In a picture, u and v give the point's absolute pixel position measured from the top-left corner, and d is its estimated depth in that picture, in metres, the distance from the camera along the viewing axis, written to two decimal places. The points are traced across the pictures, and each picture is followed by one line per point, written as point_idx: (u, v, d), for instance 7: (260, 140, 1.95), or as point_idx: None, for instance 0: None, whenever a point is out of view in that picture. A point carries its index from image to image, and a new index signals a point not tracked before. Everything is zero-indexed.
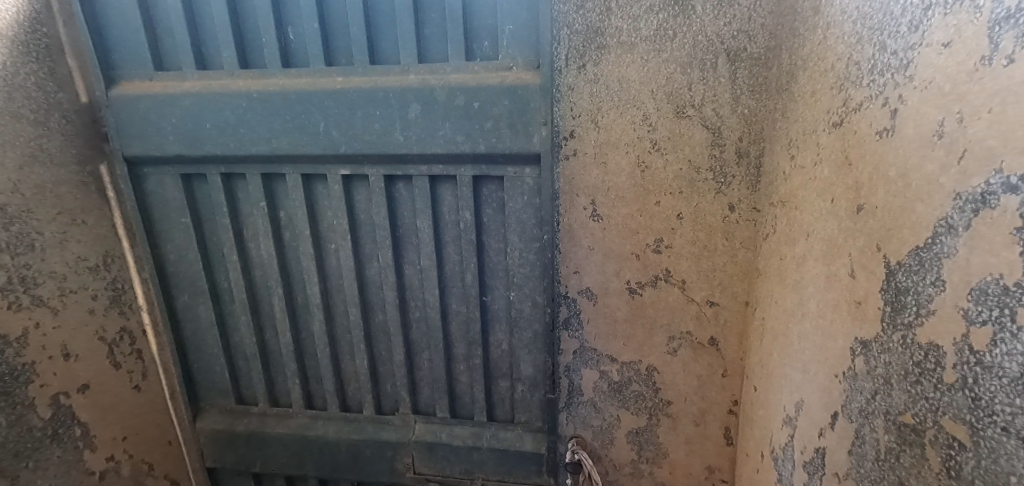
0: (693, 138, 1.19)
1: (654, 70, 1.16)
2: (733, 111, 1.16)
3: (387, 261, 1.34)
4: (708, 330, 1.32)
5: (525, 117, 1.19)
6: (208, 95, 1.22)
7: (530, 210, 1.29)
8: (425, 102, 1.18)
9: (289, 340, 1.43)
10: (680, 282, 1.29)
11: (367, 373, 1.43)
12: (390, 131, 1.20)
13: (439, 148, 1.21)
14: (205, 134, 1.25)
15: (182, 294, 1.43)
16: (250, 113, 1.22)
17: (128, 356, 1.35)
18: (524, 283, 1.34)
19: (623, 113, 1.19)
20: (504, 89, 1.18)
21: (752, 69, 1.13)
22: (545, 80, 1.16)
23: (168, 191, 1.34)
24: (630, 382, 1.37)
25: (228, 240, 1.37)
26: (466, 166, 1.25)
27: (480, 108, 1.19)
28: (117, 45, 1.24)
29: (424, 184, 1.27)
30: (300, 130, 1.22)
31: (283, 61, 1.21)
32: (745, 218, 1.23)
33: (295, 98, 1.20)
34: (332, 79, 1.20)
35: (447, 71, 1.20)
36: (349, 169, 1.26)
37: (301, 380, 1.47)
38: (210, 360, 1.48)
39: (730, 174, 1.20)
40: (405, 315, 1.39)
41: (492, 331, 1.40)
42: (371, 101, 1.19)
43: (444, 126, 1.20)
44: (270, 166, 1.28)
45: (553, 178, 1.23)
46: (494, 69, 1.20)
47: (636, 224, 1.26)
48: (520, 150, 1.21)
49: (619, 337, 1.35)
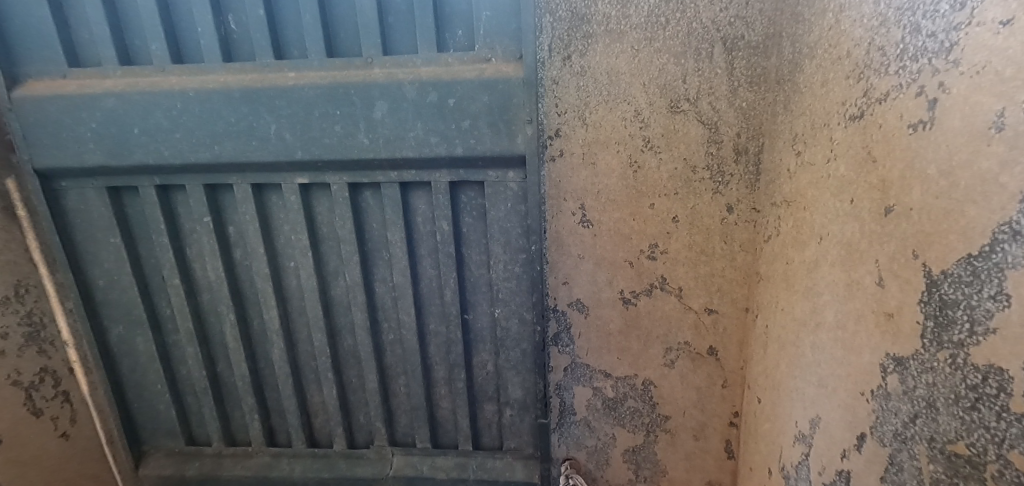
0: (688, 134, 1.09)
1: (646, 60, 1.05)
2: (731, 104, 1.07)
3: (355, 279, 1.19)
4: (707, 339, 1.23)
5: (508, 114, 1.07)
6: (134, 94, 1.04)
7: (516, 217, 1.16)
8: (392, 99, 1.04)
9: (244, 373, 1.26)
10: (677, 290, 1.20)
11: (337, 404, 1.28)
12: (353, 133, 1.05)
13: (411, 151, 1.07)
14: (133, 141, 1.07)
15: (116, 325, 1.24)
16: (187, 116, 1.05)
17: (51, 400, 1.17)
18: (511, 298, 1.22)
19: (612, 109, 1.08)
20: (482, 83, 1.05)
21: (750, 58, 1.04)
22: (529, 72, 1.04)
23: (93, 208, 1.15)
24: (625, 398, 1.28)
25: (168, 262, 1.19)
26: (441, 171, 1.12)
27: (456, 105, 1.05)
28: (20, 36, 1.05)
29: (394, 192, 1.13)
30: (247, 134, 1.05)
31: (224, 55, 1.05)
32: (744, 219, 1.14)
33: (240, 97, 1.03)
34: (282, 75, 1.04)
35: (417, 65, 1.06)
36: (308, 177, 1.11)
37: (261, 415, 1.30)
38: (153, 398, 1.29)
39: (728, 173, 1.11)
40: (378, 338, 1.25)
41: (476, 351, 1.28)
42: (329, 99, 1.04)
43: (416, 126, 1.06)
44: (213, 176, 1.11)
45: (540, 181, 1.12)
46: (470, 61, 1.07)
47: (629, 229, 1.16)
48: (503, 152, 1.09)
49: (612, 351, 1.25)
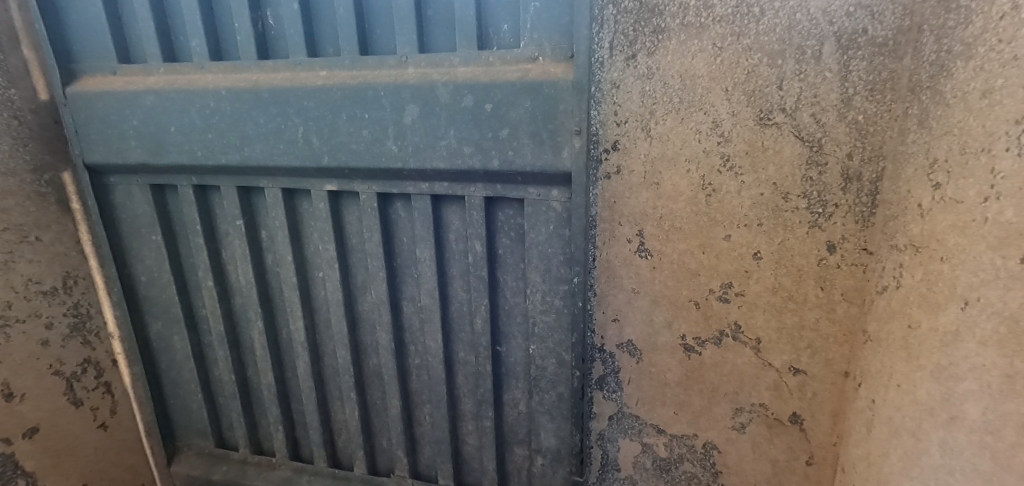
0: (780, 152, 0.88)
1: (730, 61, 0.85)
2: (841, 117, 0.84)
3: (382, 296, 1.11)
4: (789, 404, 1.00)
5: (553, 123, 0.93)
6: (171, 92, 1.01)
7: (558, 243, 1.02)
8: (423, 103, 0.94)
9: (270, 382, 1.22)
10: (754, 341, 0.98)
11: (359, 426, 1.21)
12: (380, 139, 0.96)
13: (442, 162, 0.97)
14: (169, 140, 1.04)
15: (156, 322, 1.25)
16: (218, 116, 1.00)
17: (92, 391, 1.18)
18: (547, 336, 1.08)
19: (684, 120, 0.90)
20: (525, 86, 0.91)
21: (872, 59, 0.80)
22: (580, 74, 0.89)
23: (138, 204, 1.16)
24: (681, 461, 1.09)
25: (204, 264, 1.17)
26: (477, 185, 1.01)
27: (494, 111, 0.93)
28: (78, 34, 1.06)
29: (425, 204, 1.04)
30: (276, 136, 0.99)
31: (259, 52, 0.99)
32: (851, 262, 0.90)
33: (269, 97, 0.97)
34: (314, 74, 0.97)
35: (454, 64, 0.95)
36: (336, 185, 1.04)
37: (286, 427, 1.26)
38: (187, 397, 1.30)
39: (832, 202, 0.88)
40: (403, 362, 1.17)
41: (506, 388, 1.15)
42: (358, 101, 0.95)
43: (448, 134, 0.95)
44: (246, 178, 1.07)
45: (588, 202, 0.97)
46: (515, 60, 0.94)
47: (696, 264, 0.97)
48: (546, 169, 0.96)
49: (668, 404, 1.06)
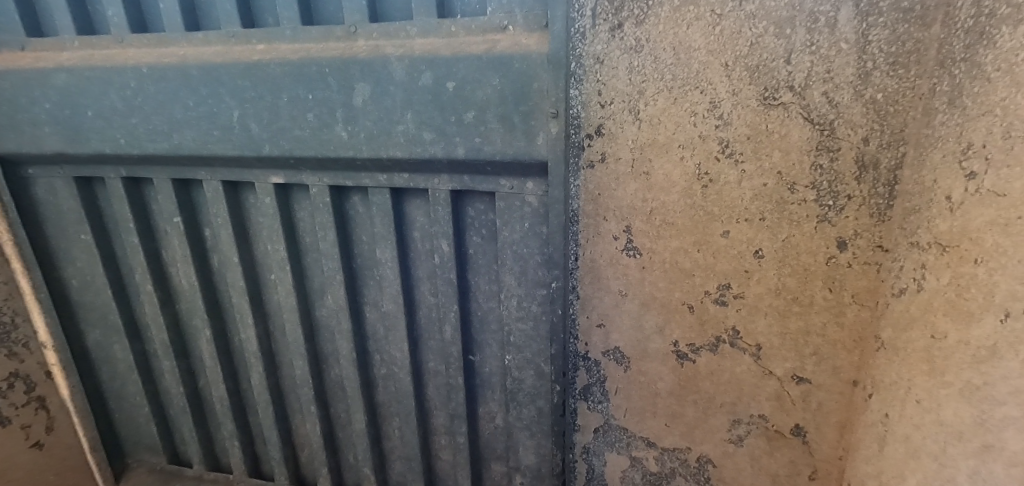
0: (786, 137, 0.77)
1: (730, 31, 0.74)
2: (858, 95, 0.73)
3: (341, 303, 1.13)
4: (792, 416, 0.90)
5: (526, 103, 0.83)
6: (87, 71, 1.02)
7: (535, 242, 0.95)
8: (374, 81, 0.88)
9: (224, 395, 1.31)
10: (754, 348, 0.88)
11: (322, 444, 1.27)
12: (329, 124, 0.92)
13: (401, 150, 0.91)
14: (86, 127, 1.06)
15: (93, 331, 1.34)
16: (142, 96, 1.01)
17: (23, 407, 1.28)
18: (524, 346, 1.03)
19: (678, 101, 0.79)
20: (491, 61, 0.82)
21: (896, 27, 0.69)
22: (555, 46, 0.78)
23: (61, 198, 1.22)
24: (673, 475, 1.01)
25: (141, 264, 1.24)
26: (442, 177, 0.96)
27: (457, 90, 0.85)
28: None
29: (384, 199, 1.01)
30: (208, 120, 0.99)
31: (188, 23, 0.98)
32: (864, 261, 0.80)
33: (197, 75, 0.96)
34: (251, 47, 0.94)
35: (411, 34, 0.87)
36: (284, 177, 1.05)
37: (242, 442, 1.36)
38: (133, 411, 1.41)
39: (844, 194, 0.77)
40: (368, 373, 1.19)
41: (482, 400, 1.13)
42: (300, 80, 0.91)
43: (406, 118, 0.89)
44: (180, 171, 1.11)
45: (567, 195, 0.88)
46: (481, 30, 0.84)
47: (691, 263, 0.87)
48: (519, 156, 0.87)
49: (659, 415, 0.98)
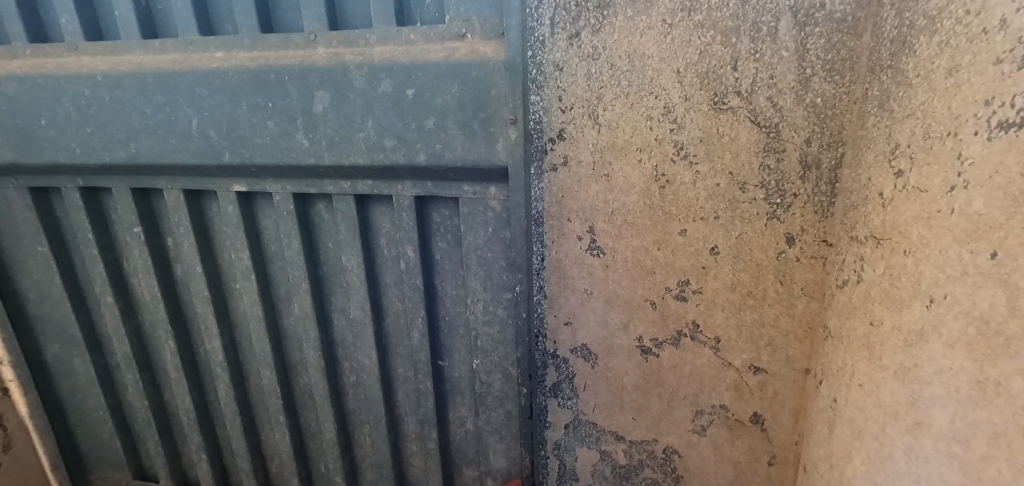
0: (735, 139, 0.81)
1: (680, 40, 0.79)
2: (799, 100, 0.78)
3: (308, 311, 1.15)
4: (750, 404, 0.95)
5: (485, 110, 0.88)
6: (40, 79, 1.03)
7: (498, 246, 1.00)
8: (335, 89, 0.91)
9: (190, 407, 1.31)
10: (713, 341, 0.93)
11: (291, 456, 1.29)
12: (290, 132, 0.96)
13: (362, 157, 0.95)
14: (41, 136, 1.08)
15: (52, 345, 1.33)
16: (96, 104, 1.02)
17: None
18: (492, 349, 1.08)
19: (634, 105, 0.83)
20: (450, 68, 0.86)
21: (830, 36, 0.74)
22: (511, 53, 0.83)
23: (16, 209, 1.22)
24: (641, 467, 1.04)
25: (100, 276, 1.23)
26: (406, 183, 0.99)
27: (417, 97, 0.89)
28: None
29: (349, 205, 1.04)
30: (166, 128, 1.01)
31: (144, 31, 0.99)
32: (811, 255, 0.85)
33: (153, 83, 0.98)
34: (209, 54, 0.96)
35: (371, 42, 0.90)
36: (246, 186, 1.07)
37: (209, 455, 1.36)
38: (95, 425, 1.39)
39: (790, 192, 0.82)
40: (337, 381, 1.21)
41: (452, 405, 1.17)
42: (260, 87, 0.94)
43: (366, 125, 0.92)
44: (140, 180, 1.12)
45: (528, 199, 0.93)
46: (440, 38, 0.88)
47: (652, 261, 0.91)
48: (479, 162, 0.91)
49: (626, 409, 1.01)
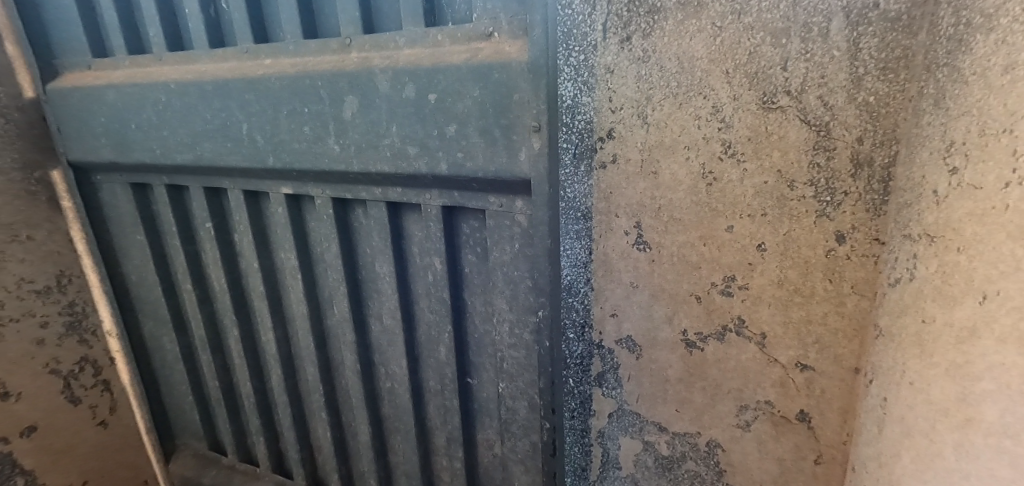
0: (785, 138, 0.83)
1: (730, 41, 0.81)
2: (851, 99, 0.78)
3: (345, 313, 1.29)
4: (796, 401, 0.95)
5: (505, 117, 0.92)
6: (128, 87, 1.24)
7: (524, 265, 1.06)
8: (363, 93, 1.02)
9: (251, 392, 1.48)
10: (759, 337, 0.94)
11: (333, 446, 1.44)
12: (323, 137, 1.08)
13: (387, 164, 1.05)
14: (130, 139, 1.29)
15: (147, 323, 1.56)
16: (170, 110, 1.21)
17: (90, 389, 1.54)
18: (517, 374, 1.16)
19: (682, 105, 0.87)
20: (470, 70, 0.92)
21: (884, 35, 0.74)
22: (534, 54, 0.87)
23: (119, 201, 1.45)
24: (683, 459, 1.07)
25: (182, 264, 1.43)
26: (433, 194, 1.08)
27: (438, 102, 0.96)
28: (57, 31, 1.34)
29: (382, 213, 1.16)
30: (222, 133, 1.17)
31: (211, 41, 1.17)
32: (861, 253, 0.84)
33: (212, 90, 1.15)
34: (260, 61, 1.12)
35: (400, 44, 1.01)
36: (292, 189, 1.21)
37: (267, 438, 1.53)
38: (181, 399, 1.61)
39: (841, 190, 0.82)
40: (372, 385, 1.35)
41: (479, 426, 1.28)
42: (297, 91, 1.07)
43: (391, 132, 1.02)
44: (208, 179, 1.29)
45: (553, 214, 0.98)
46: (466, 37, 0.96)
47: (698, 257, 0.93)
48: (502, 173, 0.96)
49: (669, 401, 1.04)
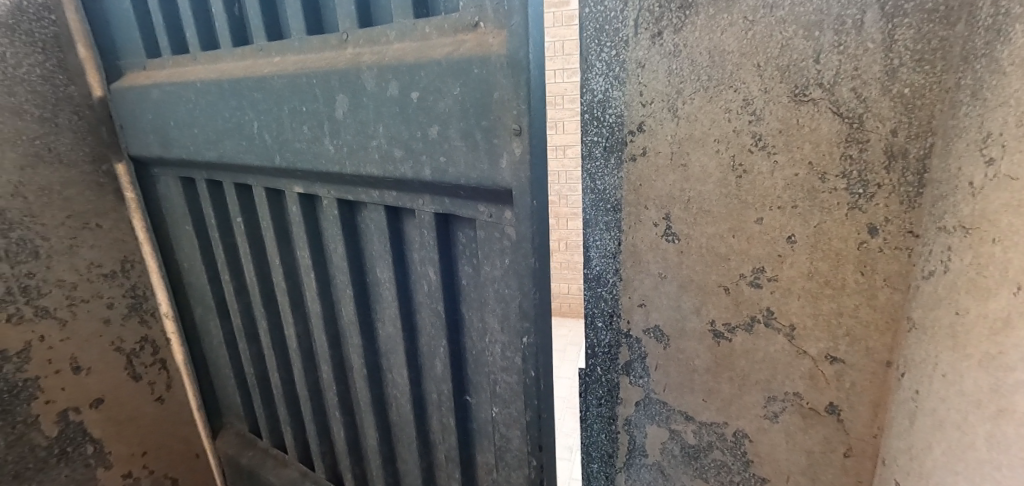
0: (816, 130, 0.83)
1: (762, 35, 0.82)
2: (885, 91, 0.77)
3: (353, 316, 1.31)
4: (826, 394, 0.94)
5: (485, 117, 0.88)
6: (166, 87, 1.33)
7: (512, 282, 1.01)
8: (353, 93, 1.02)
9: (280, 383, 1.55)
10: (788, 329, 0.94)
11: (347, 446, 1.48)
12: (320, 136, 1.11)
13: (377, 165, 1.05)
14: (170, 135, 1.38)
15: (197, 308, 1.66)
16: (198, 108, 1.29)
17: (148, 367, 1.69)
18: (507, 398, 1.11)
19: (713, 98, 0.88)
20: (450, 66, 0.89)
21: (921, 26, 0.73)
22: (513, 47, 0.83)
23: (172, 193, 1.54)
24: (710, 448, 1.08)
25: (220, 255, 1.51)
26: (426, 200, 1.06)
27: (421, 101, 0.94)
28: (119, 35, 1.44)
29: (382, 217, 1.16)
30: (239, 131, 1.23)
31: (236, 40, 1.23)
32: (894, 246, 0.82)
33: (230, 89, 1.21)
34: (270, 59, 1.16)
35: (390, 39, 0.99)
36: (303, 188, 1.24)
37: (293, 427, 1.58)
38: (224, 381, 1.72)
39: (874, 182, 0.81)
40: (379, 391, 1.36)
41: (478, 447, 1.25)
42: (298, 90, 1.10)
43: (379, 132, 1.02)
44: (236, 175, 1.35)
45: (536, 229, 0.93)
46: (453, 29, 0.92)
47: (726, 248, 0.94)
48: (482, 180, 0.93)
49: (697, 391, 1.06)
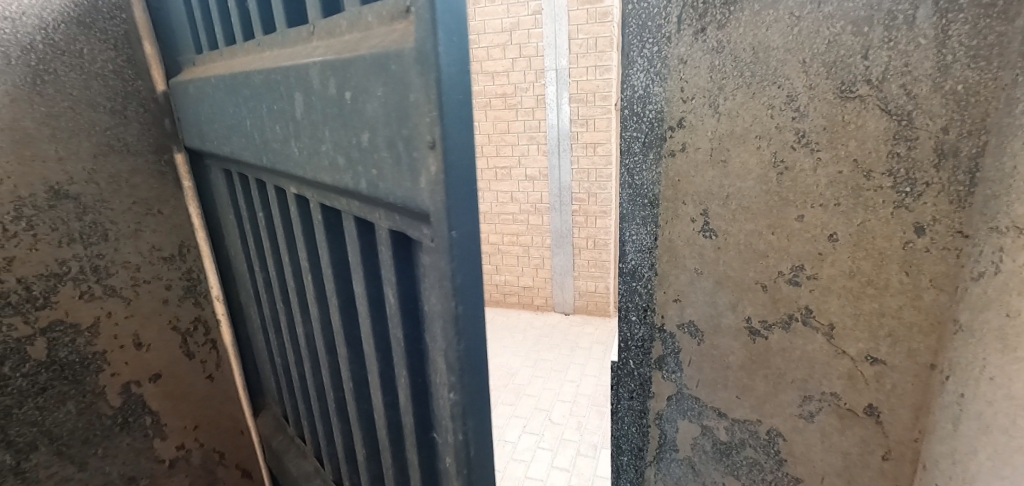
0: (862, 127, 0.82)
1: (808, 31, 0.81)
2: (937, 88, 0.76)
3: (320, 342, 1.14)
4: (864, 395, 0.93)
5: (407, 124, 0.68)
6: (193, 84, 1.27)
7: (439, 330, 0.78)
8: (305, 92, 0.84)
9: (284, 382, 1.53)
10: (826, 328, 0.93)
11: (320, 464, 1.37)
12: (287, 139, 0.93)
13: (326, 175, 0.86)
14: (203, 130, 1.30)
15: None
16: (214, 101, 1.18)
17: (201, 346, 1.61)
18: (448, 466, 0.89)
19: (755, 95, 0.87)
20: (376, 62, 0.70)
21: (977, 22, 0.72)
22: (421, 36, 0.63)
23: (219, 183, 1.44)
24: (743, 446, 1.08)
25: (253, 252, 1.38)
26: (381, 213, 0.81)
27: (353, 102, 0.75)
28: (168, 29, 1.37)
29: (353, 230, 0.90)
30: (240, 128, 1.11)
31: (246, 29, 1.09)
32: (943, 246, 0.81)
33: (231, 81, 1.07)
34: (260, 51, 1.00)
35: (342, 28, 0.79)
36: (297, 190, 1.02)
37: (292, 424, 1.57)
38: None
39: (922, 181, 0.80)
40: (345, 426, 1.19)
41: None
42: (269, 86, 0.93)
43: (326, 138, 0.83)
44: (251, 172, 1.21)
45: (455, 267, 0.72)
46: (389, 16, 0.70)
47: (765, 245, 0.94)
48: (406, 201, 0.71)
49: (730, 387, 1.06)
